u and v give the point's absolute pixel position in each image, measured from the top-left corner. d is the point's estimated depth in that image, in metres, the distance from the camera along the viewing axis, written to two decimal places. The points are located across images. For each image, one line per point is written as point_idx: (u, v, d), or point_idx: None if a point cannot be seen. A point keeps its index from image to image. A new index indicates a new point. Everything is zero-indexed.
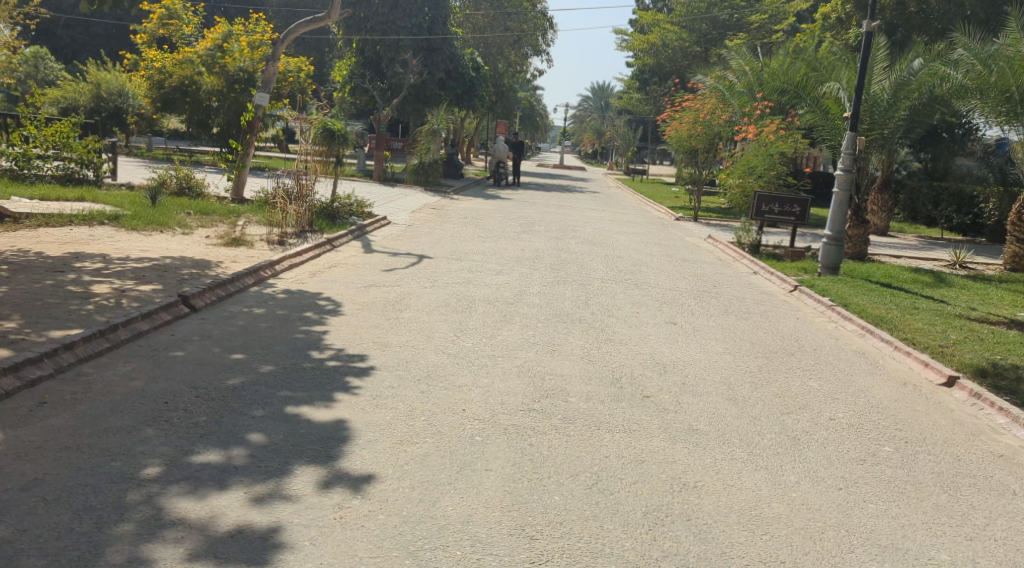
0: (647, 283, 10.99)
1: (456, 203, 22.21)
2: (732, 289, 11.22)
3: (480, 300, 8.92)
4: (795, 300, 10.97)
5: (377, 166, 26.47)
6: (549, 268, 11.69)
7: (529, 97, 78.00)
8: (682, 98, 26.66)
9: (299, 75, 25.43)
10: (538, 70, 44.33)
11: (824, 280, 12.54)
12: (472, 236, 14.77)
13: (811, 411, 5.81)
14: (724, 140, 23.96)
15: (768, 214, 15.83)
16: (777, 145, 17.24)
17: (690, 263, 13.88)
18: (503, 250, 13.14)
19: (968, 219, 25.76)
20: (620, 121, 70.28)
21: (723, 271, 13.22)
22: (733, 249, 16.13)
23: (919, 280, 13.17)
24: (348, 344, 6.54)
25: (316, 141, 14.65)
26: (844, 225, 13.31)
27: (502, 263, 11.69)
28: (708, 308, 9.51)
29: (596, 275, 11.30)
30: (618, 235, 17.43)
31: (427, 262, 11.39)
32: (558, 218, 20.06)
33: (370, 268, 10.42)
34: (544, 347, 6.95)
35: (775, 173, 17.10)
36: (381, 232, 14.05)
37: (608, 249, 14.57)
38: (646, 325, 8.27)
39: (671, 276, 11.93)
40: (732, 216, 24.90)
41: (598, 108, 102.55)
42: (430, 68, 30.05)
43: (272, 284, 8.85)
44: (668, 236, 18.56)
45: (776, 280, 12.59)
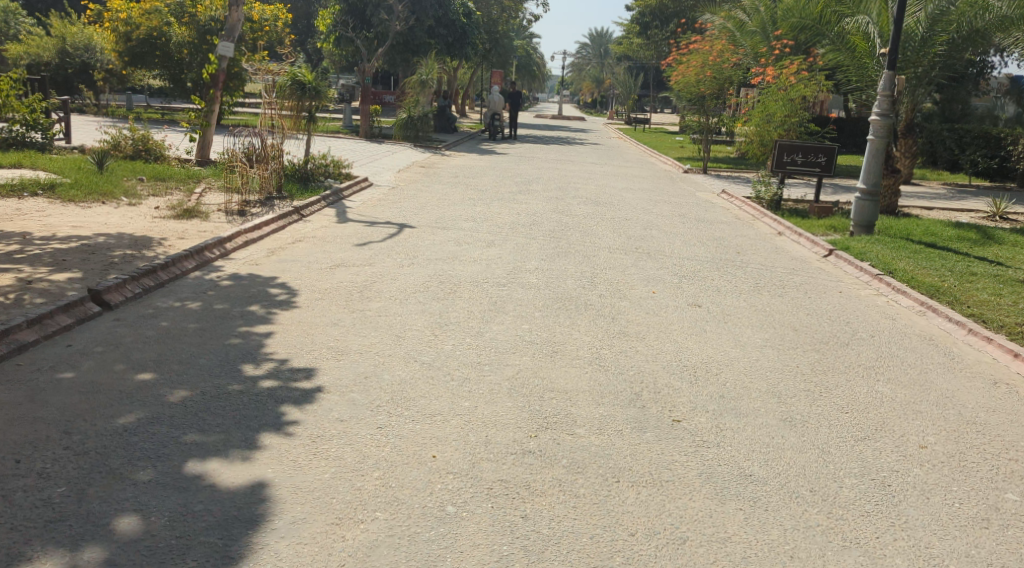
0: (662, 251, 9.60)
1: (447, 160, 20.63)
2: (757, 256, 9.81)
3: (465, 281, 7.52)
4: (831, 267, 9.58)
5: (363, 121, 24.78)
6: (548, 236, 10.27)
7: (526, 45, 75.27)
8: (689, 39, 24.79)
9: (277, 24, 23.64)
10: (534, 15, 42.15)
11: (859, 240, 11.10)
12: (461, 199, 13.29)
13: (893, 436, 4.45)
14: (735, 85, 22.25)
15: (791, 166, 14.31)
16: (798, 89, 15.53)
17: (707, 223, 12.46)
18: (496, 215, 11.70)
19: (995, 163, 24.05)
20: (620, 69, 67.84)
21: (744, 233, 11.77)
22: (751, 206, 14.65)
23: (964, 236, 11.72)
24: (294, 353, 5.13)
25: (285, 95, 13.11)
26: (879, 177, 11.83)
27: (495, 232, 10.26)
28: (735, 283, 8.12)
29: (602, 244, 9.88)
30: (624, 192, 15.93)
31: (409, 233, 9.96)
32: (558, 174, 18.50)
33: (341, 243, 9.00)
34: (542, 348, 5.58)
35: (797, 121, 15.43)
36: (359, 197, 12.57)
37: (614, 210, 13.09)
38: (666, 310, 6.90)
39: (689, 242, 10.49)
40: (743, 167, 23.27)
41: (596, 55, 99.58)
42: (418, 14, 28.16)
43: (219, 268, 7.42)
44: (678, 192, 17.05)
45: (805, 243, 11.14)
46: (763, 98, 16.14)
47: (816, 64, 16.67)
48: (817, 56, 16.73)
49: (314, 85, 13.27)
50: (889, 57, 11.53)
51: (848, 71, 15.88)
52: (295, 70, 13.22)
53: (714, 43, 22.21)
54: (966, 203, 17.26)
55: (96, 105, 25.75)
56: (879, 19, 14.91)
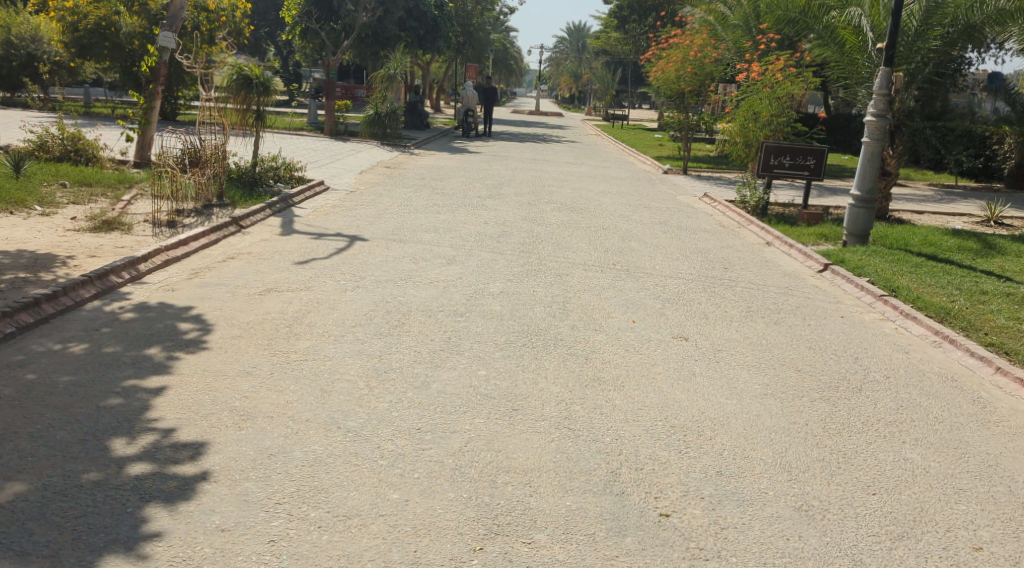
0: (643, 269, 8.67)
1: (415, 159, 19.58)
2: (747, 272, 8.89)
3: (416, 310, 6.49)
4: (828, 284, 8.68)
5: (327, 117, 23.61)
6: (517, 250, 9.28)
7: (501, 40, 74.17)
8: (668, 33, 23.91)
9: (234, 15, 22.48)
10: (508, 8, 41.13)
11: (854, 252, 10.24)
12: (424, 205, 12.26)
13: (939, 533, 3.47)
14: (716, 81, 21.39)
15: (778, 168, 13.42)
16: (786, 86, 14.63)
17: (690, 233, 11.58)
18: (461, 224, 10.69)
19: (980, 163, 23.47)
20: (598, 64, 66.99)
21: (730, 244, 10.85)
22: (735, 212, 13.75)
23: (965, 246, 10.89)
24: (185, 420, 4.08)
25: (229, 90, 11.78)
26: (874, 182, 10.96)
27: (457, 245, 9.25)
28: (725, 308, 7.19)
29: (576, 260, 8.92)
30: (600, 196, 14.97)
31: (360, 247, 8.92)
32: (530, 175, 17.54)
33: (281, 260, 7.95)
34: (500, 404, 4.58)
35: (784, 120, 14.53)
36: (311, 204, 11.50)
37: (590, 217, 12.14)
38: (647, 345, 5.94)
39: (672, 256, 9.58)
40: (724, 167, 22.44)
41: (573, 50, 98.51)
42: (387, 6, 27.06)
43: (125, 295, 6.32)
44: (657, 195, 16.12)
45: (797, 255, 10.24)
46: (747, 95, 15.22)
47: (803, 60, 15.82)
48: (804, 52, 15.89)
49: (262, 80, 11.95)
50: (886, 52, 10.65)
51: (838, 68, 15.04)
52: (240, 64, 11.89)
53: (694, 37, 21.31)
54: (956, 206, 16.51)
55: (43, 99, 24.36)
56: (871, 12, 14.08)
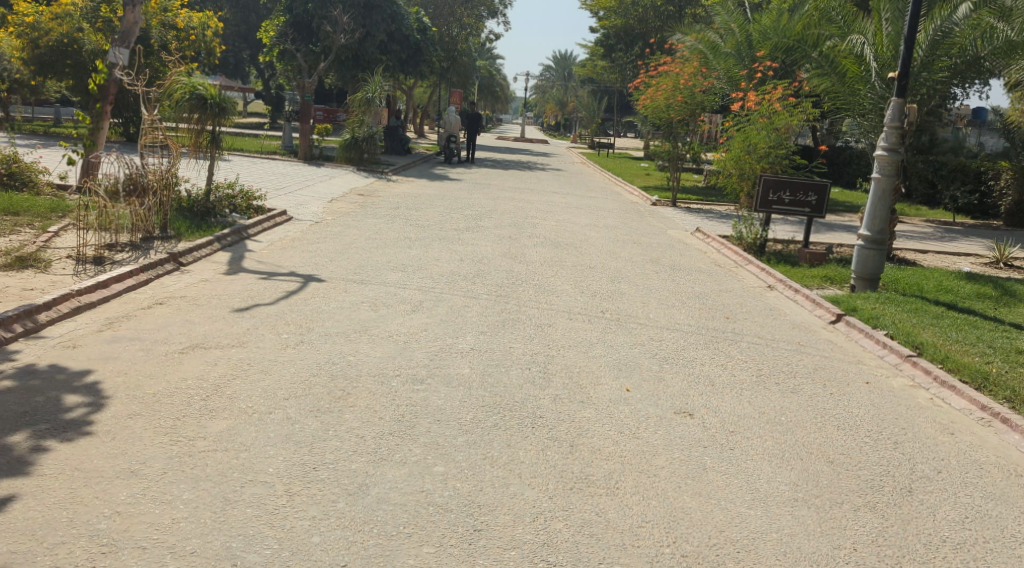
0: (636, 319, 7.65)
1: (393, 187, 18.57)
2: (750, 323, 7.90)
3: (367, 375, 5.41)
4: (844, 339, 7.68)
5: (302, 141, 22.57)
6: (494, 294, 8.23)
7: (487, 67, 73.80)
8: (657, 60, 23.19)
9: (204, 33, 21.77)
10: (494, 34, 40.55)
11: (865, 299, 9.30)
12: (393, 238, 11.22)
13: None
14: (706, 111, 20.63)
15: (777, 205, 12.53)
16: (783, 117, 13.80)
17: (684, 274, 10.61)
18: (432, 262, 9.65)
19: (976, 198, 22.77)
20: (585, 92, 66.67)
21: (729, 288, 9.86)
22: (731, 249, 12.79)
23: (984, 292, 9.99)
24: (18, 561, 2.93)
25: (181, 112, 10.67)
26: (884, 222, 10.06)
27: (426, 288, 8.20)
28: (732, 372, 6.17)
29: (559, 307, 7.89)
30: (587, 230, 14.00)
31: (314, 289, 7.83)
32: (513, 206, 16.55)
33: (217, 306, 6.85)
34: (459, 522, 3.50)
35: (782, 152, 13.66)
36: (268, 236, 10.43)
37: (575, 255, 11.14)
38: (646, 425, 4.89)
39: (668, 302, 8.59)
40: (714, 200, 21.58)
41: (559, 78, 98.43)
42: (368, 28, 26.28)
43: (11, 356, 5.17)
44: (646, 229, 15.18)
45: (804, 302, 9.25)
46: (742, 125, 14.36)
47: (801, 90, 15.03)
48: (802, 81, 15.09)
49: (219, 100, 10.82)
50: (899, 81, 9.81)
51: (838, 98, 14.23)
52: (193, 82, 10.74)
53: (684, 65, 20.58)
54: (960, 245, 15.68)
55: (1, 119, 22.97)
56: (873, 41, 13.31)
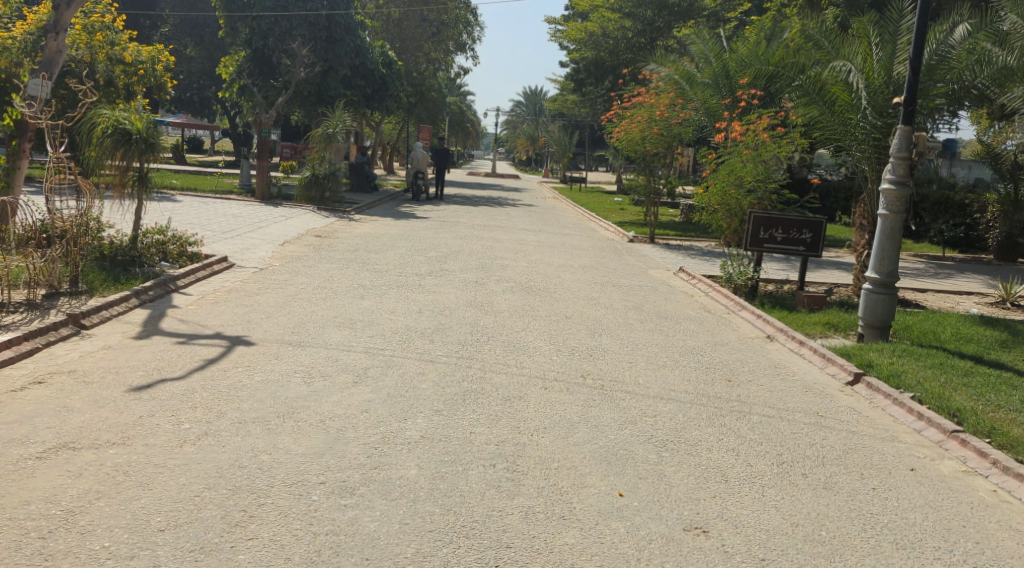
0: (625, 385, 6.50)
1: (353, 226, 17.35)
2: (757, 389, 6.79)
3: (282, 484, 4.13)
4: (868, 407, 6.57)
5: (259, 179, 21.31)
6: (455, 356, 7.02)
7: (457, 102, 73.34)
8: (631, 91, 22.37)
9: (154, 69, 20.41)
10: (463, 68, 39.80)
11: (880, 353, 8.23)
12: (345, 287, 9.99)
13: None
14: (683, 143, 19.78)
15: (768, 243, 11.59)
16: (771, 148, 12.86)
17: (673, 324, 9.53)
18: (386, 315, 8.42)
19: (962, 231, 22.07)
20: (555, 127, 66.38)
21: (725, 341, 8.74)
22: (721, 292, 11.73)
23: (1005, 341, 8.96)
24: None
25: (100, 149, 9.36)
26: (893, 264, 9.05)
27: (373, 351, 6.96)
28: (748, 461, 5.01)
29: (532, 371, 6.69)
30: (561, 272, 12.88)
31: (240, 355, 6.56)
32: (481, 245, 15.41)
33: (110, 384, 5.52)
34: None
35: (771, 186, 12.68)
36: (201, 288, 9.13)
37: (549, 302, 9.98)
38: (649, 553, 3.68)
39: (660, 361, 7.46)
40: (694, 237, 20.66)
41: (530, 113, 98.43)
42: (331, 62, 25.26)
43: None
44: (626, 269, 14.09)
45: (813, 358, 8.13)
46: (725, 158, 13.40)
47: (786, 120, 14.17)
48: (787, 110, 14.23)
49: (146, 135, 9.56)
50: (904, 109, 8.88)
51: (827, 129, 13.35)
52: (116, 115, 9.47)
53: (659, 96, 19.75)
54: (956, 283, 14.79)
55: None
56: (864, 67, 12.48)
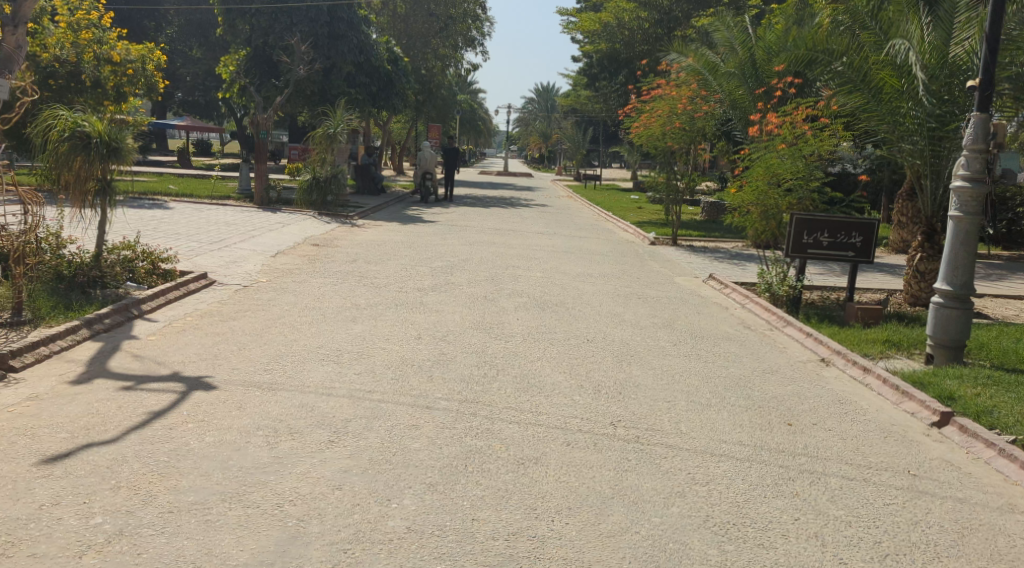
0: (666, 437, 5.31)
1: (355, 233, 16.23)
2: (827, 438, 5.59)
3: None
4: (970, 461, 5.33)
5: (257, 183, 20.21)
6: (456, 399, 5.80)
7: (467, 100, 72.19)
8: (649, 84, 21.14)
9: (145, 68, 19.22)
10: (473, 64, 38.66)
11: (961, 382, 6.98)
12: (337, 307, 8.82)
13: None
14: (707, 137, 18.52)
15: (812, 249, 10.37)
16: (811, 141, 11.61)
17: (712, 345, 8.31)
18: (378, 344, 7.23)
19: (1004, 227, 20.62)
20: (567, 124, 65.35)
21: (774, 369, 7.50)
22: (760, 305, 10.48)
23: None
24: None
25: (56, 156, 8.18)
26: (967, 275, 7.80)
27: (358, 394, 5.75)
28: (839, 556, 3.80)
29: (550, 420, 5.50)
30: (579, 283, 11.66)
31: (197, 403, 5.39)
32: (492, 252, 14.21)
33: (18, 452, 4.34)
34: None
35: (813, 184, 11.41)
36: (171, 312, 7.95)
37: (569, 322, 8.79)
38: None
39: (704, 398, 6.26)
40: (719, 238, 19.39)
41: (542, 110, 97.08)
42: (334, 59, 24.15)
43: None
44: (650, 277, 12.86)
45: (883, 390, 6.89)
46: (761, 153, 12.13)
47: (825, 111, 12.89)
48: (826, 100, 12.96)
49: (108, 138, 8.43)
50: (980, 94, 7.64)
51: (872, 120, 12.07)
52: (75, 117, 8.36)
53: (681, 88, 18.50)
54: (1013, 287, 13.43)
55: None
56: (917, 52, 11.20)
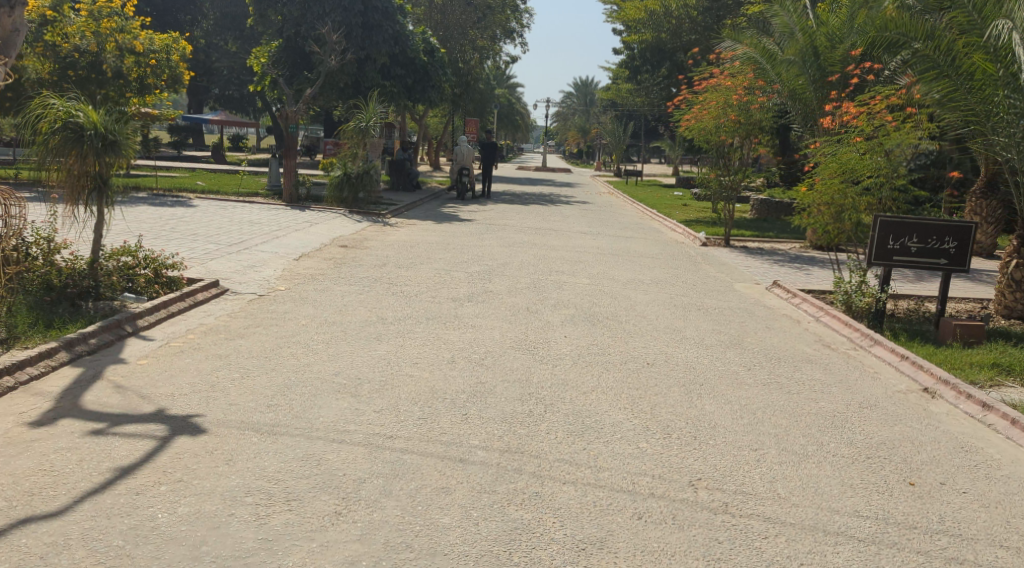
0: (762, 507, 4.16)
1: (387, 233, 15.29)
2: (966, 506, 4.38)
3: None
4: None
5: (286, 179, 19.36)
6: (495, 448, 4.74)
7: (505, 94, 71.17)
8: (700, 75, 19.86)
9: (169, 59, 18.52)
10: (512, 57, 37.57)
11: None
12: (362, 321, 7.82)
13: None
14: (764, 130, 17.17)
15: (899, 255, 9.07)
16: (894, 134, 10.28)
17: (792, 370, 7.10)
18: (405, 371, 6.20)
19: None
20: (607, 119, 63.92)
21: (872, 402, 6.28)
22: (838, 319, 9.24)
23: None
24: None
25: (50, 149, 7.39)
26: None
27: (376, 442, 4.71)
28: None
29: (613, 479, 4.38)
30: (631, 291, 10.52)
31: (177, 453, 4.39)
32: (533, 255, 13.13)
33: None
34: None
35: (896, 182, 10.03)
36: (170, 329, 7.01)
37: (624, 342, 7.65)
38: None
39: (798, 446, 5.08)
40: (774, 238, 18.05)
41: (581, 104, 95.57)
42: (368, 51, 23.24)
43: None
44: (707, 284, 11.67)
45: (1014, 433, 5.62)
46: (835, 147, 10.82)
47: (906, 100, 11.52)
48: (907, 89, 11.58)
49: (105, 131, 7.59)
50: None
51: (963, 109, 10.68)
52: (68, 107, 7.54)
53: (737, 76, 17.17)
54: None
55: None
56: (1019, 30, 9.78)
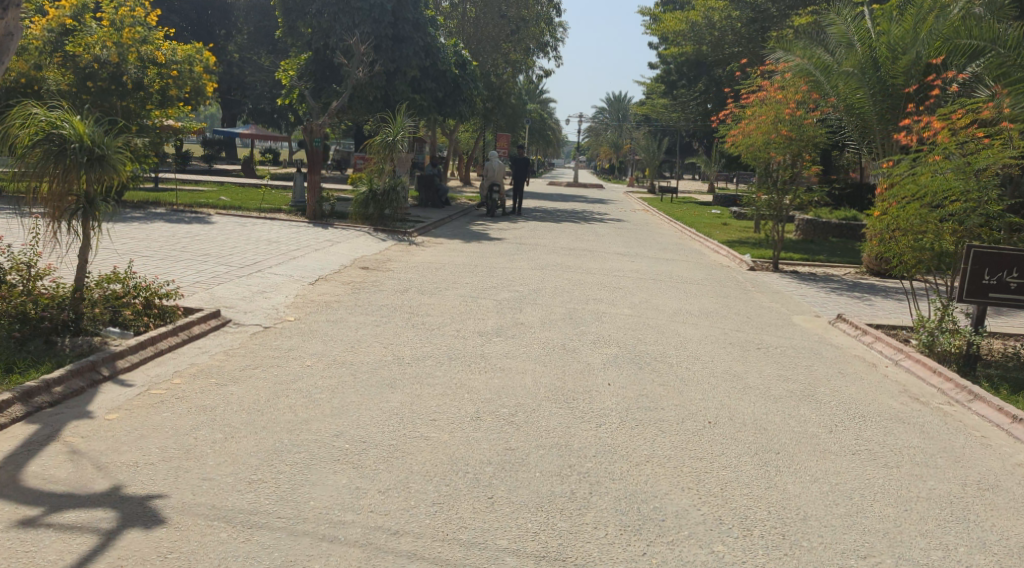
0: None
1: (412, 253, 14.36)
2: None
3: None
4: None
5: (310, 195, 18.56)
6: (529, 554, 3.70)
7: (537, 110, 70.35)
8: (749, 89, 18.73)
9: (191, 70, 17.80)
10: (545, 70, 36.64)
11: None
12: (376, 362, 6.84)
13: None
14: (819, 147, 15.97)
15: (995, 292, 7.89)
16: (984, 154, 9.06)
17: (883, 435, 5.95)
18: (421, 431, 5.20)
19: None
20: (641, 134, 62.72)
21: (995, 484, 5.10)
22: (921, 364, 8.06)
23: None
24: None
25: (30, 160, 6.51)
26: None
27: (379, 543, 3.68)
28: None
29: None
30: (680, 325, 9.41)
31: (122, 557, 3.40)
32: (567, 280, 12.09)
33: None
34: None
35: (988, 209, 8.79)
36: (154, 373, 6.06)
37: (678, 394, 6.57)
38: None
39: (919, 553, 3.97)
40: (825, 263, 16.82)
41: (613, 120, 94.55)
42: (399, 63, 22.47)
43: None
44: (763, 317, 10.52)
45: None
46: (914, 168, 9.62)
47: (993, 115, 10.28)
48: (994, 103, 10.33)
49: (92, 144, 6.69)
50: None
51: None
52: (51, 116, 6.63)
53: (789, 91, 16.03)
54: None
55: None
56: None
